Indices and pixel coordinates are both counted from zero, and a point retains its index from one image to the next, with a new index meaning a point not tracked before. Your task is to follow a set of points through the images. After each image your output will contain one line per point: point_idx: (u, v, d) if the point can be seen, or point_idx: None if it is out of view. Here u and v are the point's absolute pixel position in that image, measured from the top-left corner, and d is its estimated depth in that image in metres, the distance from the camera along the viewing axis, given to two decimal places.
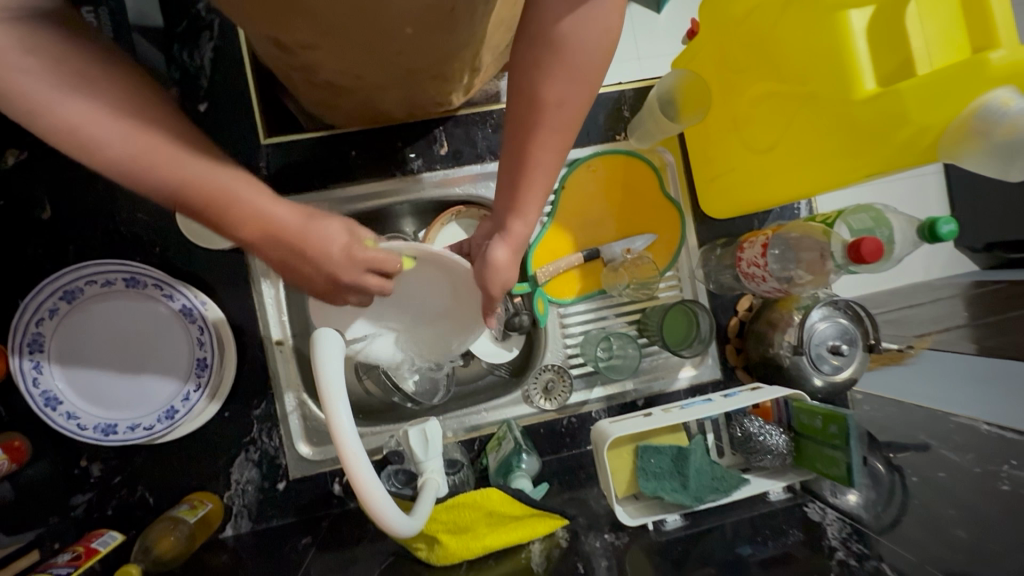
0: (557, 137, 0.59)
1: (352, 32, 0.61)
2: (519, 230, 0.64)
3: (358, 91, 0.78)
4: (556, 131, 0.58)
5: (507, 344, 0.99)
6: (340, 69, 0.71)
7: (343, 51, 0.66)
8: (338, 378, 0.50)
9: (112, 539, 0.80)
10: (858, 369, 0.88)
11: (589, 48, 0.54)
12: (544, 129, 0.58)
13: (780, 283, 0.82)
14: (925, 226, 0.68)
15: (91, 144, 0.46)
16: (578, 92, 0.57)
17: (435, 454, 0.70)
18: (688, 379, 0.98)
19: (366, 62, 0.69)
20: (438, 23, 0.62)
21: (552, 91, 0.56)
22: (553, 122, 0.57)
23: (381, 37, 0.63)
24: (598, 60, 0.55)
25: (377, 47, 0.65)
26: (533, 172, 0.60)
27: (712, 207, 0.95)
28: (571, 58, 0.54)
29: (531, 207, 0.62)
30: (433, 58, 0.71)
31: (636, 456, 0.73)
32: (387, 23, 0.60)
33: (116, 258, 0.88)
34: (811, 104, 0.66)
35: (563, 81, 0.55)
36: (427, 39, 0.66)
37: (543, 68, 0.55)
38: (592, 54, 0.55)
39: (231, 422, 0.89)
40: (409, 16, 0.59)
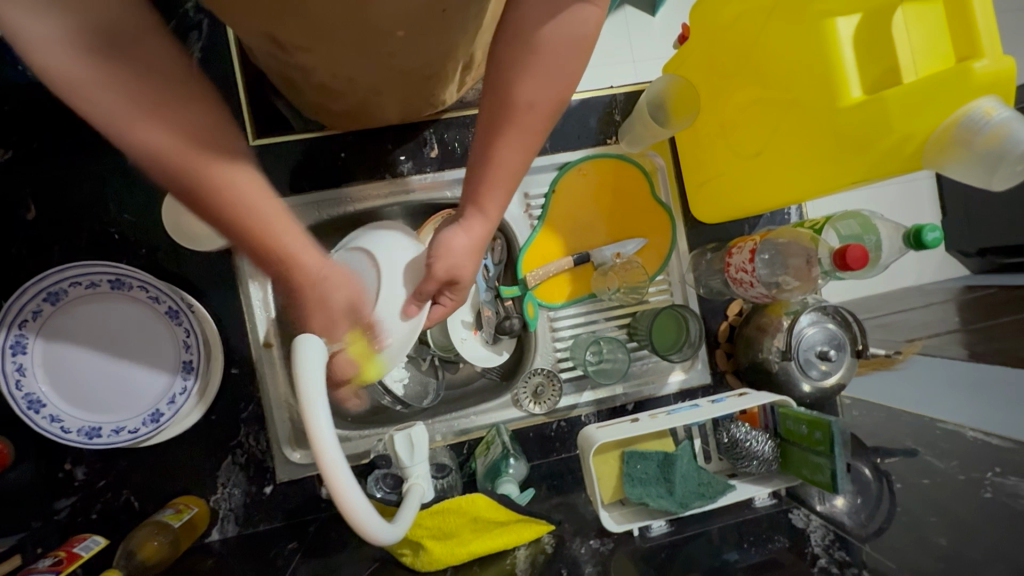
0: (524, 139, 0.59)
1: (339, 35, 0.60)
2: (479, 227, 0.65)
3: (350, 93, 0.78)
4: (523, 133, 0.58)
5: (498, 348, 0.97)
6: (331, 71, 0.71)
7: (331, 53, 0.65)
8: (319, 382, 0.48)
9: (94, 544, 0.79)
10: (846, 374, 0.88)
11: (566, 50, 0.54)
12: (512, 128, 0.58)
13: (769, 289, 0.82)
14: (910, 234, 0.68)
15: (160, 162, 0.43)
16: (550, 93, 0.56)
17: (421, 459, 0.70)
18: (678, 383, 0.98)
19: (356, 65, 0.69)
20: (426, 25, 0.62)
21: (524, 93, 0.56)
22: (524, 124, 0.57)
23: (368, 40, 0.62)
24: (577, 62, 0.55)
25: (366, 49, 0.65)
26: (495, 170, 0.60)
27: (701, 211, 0.95)
28: (548, 59, 0.54)
29: (491, 205, 0.63)
30: (424, 60, 0.71)
31: (623, 461, 0.73)
32: (375, 26, 0.59)
33: (102, 259, 0.87)
34: (799, 110, 0.66)
35: (534, 82, 0.55)
36: (416, 41, 0.65)
37: (521, 67, 0.54)
38: (572, 55, 0.55)
39: (218, 426, 0.89)
40: (397, 19, 0.59)
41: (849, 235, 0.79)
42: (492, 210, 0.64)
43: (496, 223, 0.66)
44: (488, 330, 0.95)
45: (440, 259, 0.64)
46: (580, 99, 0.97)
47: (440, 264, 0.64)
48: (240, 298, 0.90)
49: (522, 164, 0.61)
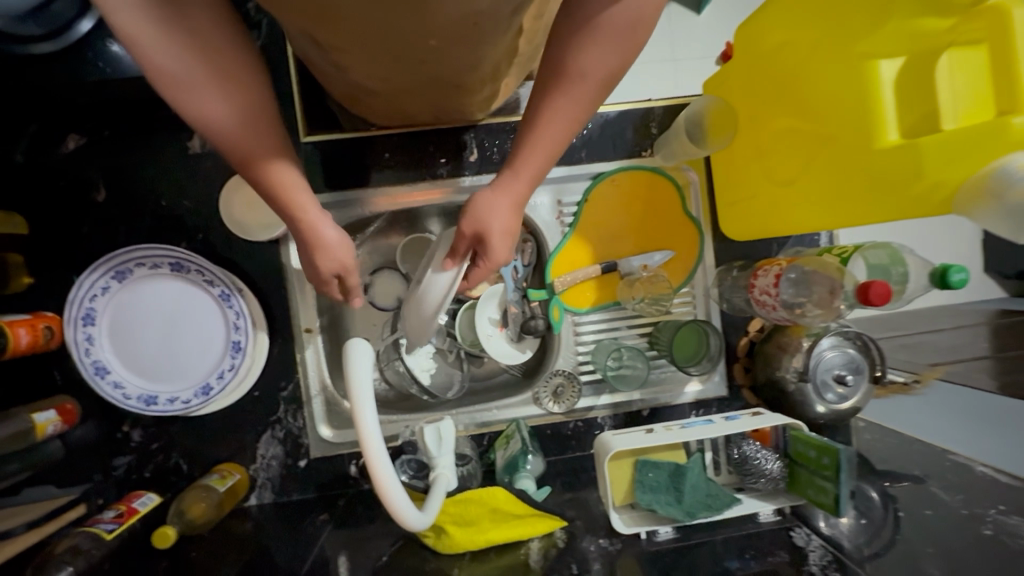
0: (573, 108, 0.58)
1: (381, 39, 0.62)
2: (515, 186, 0.63)
3: (385, 93, 0.80)
4: (574, 101, 0.57)
5: (521, 346, 1.02)
6: (365, 72, 0.73)
7: (363, 55, 0.67)
8: (367, 386, 0.53)
9: (150, 501, 0.87)
10: (862, 399, 0.90)
11: (626, 30, 0.53)
12: (564, 96, 0.57)
13: (791, 311, 0.84)
14: (936, 272, 0.71)
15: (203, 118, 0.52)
16: (608, 67, 0.55)
17: (447, 450, 0.74)
18: (693, 393, 1.01)
19: (392, 68, 0.71)
20: (458, 36, 0.63)
21: (581, 62, 0.54)
22: (575, 93, 0.57)
23: (404, 46, 0.64)
24: (631, 47, 0.54)
25: (402, 56, 0.67)
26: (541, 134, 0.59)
27: (731, 228, 0.97)
28: (608, 36, 0.53)
29: (529, 167, 0.62)
30: (456, 67, 0.72)
31: (635, 469, 0.77)
32: (412, 35, 0.61)
33: (162, 241, 0.94)
34: (833, 146, 0.68)
35: (590, 54, 0.54)
36: (449, 49, 0.67)
37: (577, 44, 0.54)
38: (625, 39, 0.53)
39: (261, 401, 0.96)
40: (432, 29, 0.60)
41: (877, 265, 0.82)
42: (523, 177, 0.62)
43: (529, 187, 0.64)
44: (514, 328, 1.00)
45: (470, 218, 0.64)
46: (617, 110, 0.99)
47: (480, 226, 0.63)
48: (284, 284, 0.96)
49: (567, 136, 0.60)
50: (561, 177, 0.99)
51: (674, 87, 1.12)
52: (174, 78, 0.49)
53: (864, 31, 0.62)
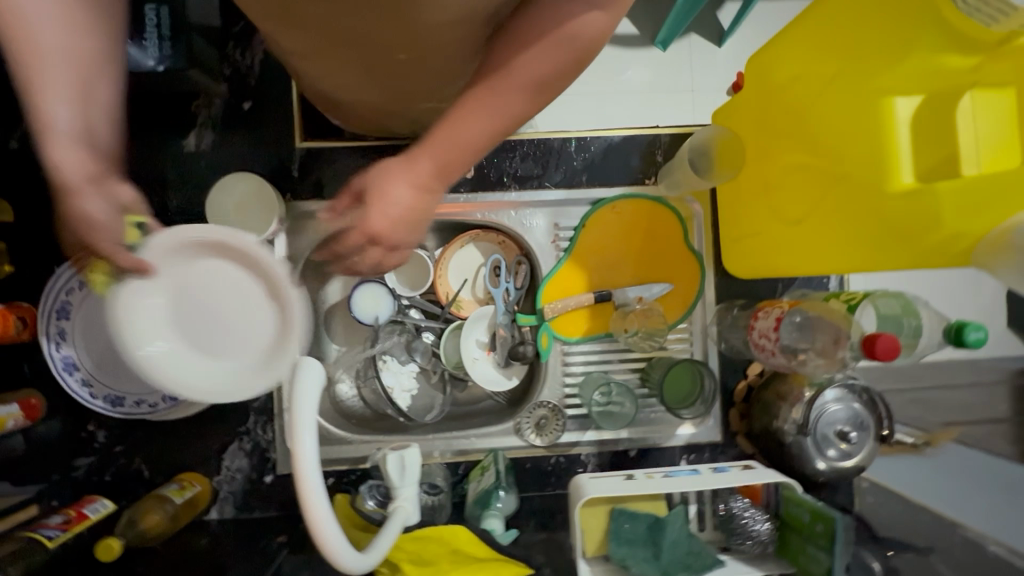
0: (493, 114, 0.54)
1: (344, 48, 0.59)
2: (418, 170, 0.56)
3: (356, 107, 0.77)
4: (498, 106, 0.53)
5: (507, 371, 0.97)
6: (331, 82, 0.69)
7: (324, 65, 0.64)
8: (311, 410, 0.49)
9: (102, 507, 0.83)
10: (866, 457, 0.84)
11: (580, 43, 0.51)
12: (495, 99, 0.53)
13: (790, 358, 0.78)
14: (952, 328, 0.66)
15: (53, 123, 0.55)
16: (539, 72, 0.52)
17: (411, 481, 0.69)
18: (686, 437, 0.95)
19: (363, 82, 0.68)
20: (424, 49, 0.60)
21: (517, 63, 0.52)
22: (504, 96, 0.53)
23: (375, 57, 0.62)
24: (572, 58, 0.52)
25: (375, 68, 0.64)
26: (452, 125, 0.54)
27: (733, 265, 0.92)
28: (558, 43, 0.51)
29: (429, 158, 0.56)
30: (431, 82, 0.70)
31: (610, 518, 0.71)
32: (383, 44, 0.59)
33: None
34: (843, 186, 0.63)
35: (533, 58, 0.51)
36: (421, 62, 0.64)
37: (526, 50, 0.51)
38: (566, 55, 0.51)
39: (231, 410, 0.92)
40: (405, 38, 0.58)
41: (886, 315, 0.76)
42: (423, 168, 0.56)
43: (434, 183, 0.57)
44: (500, 352, 0.96)
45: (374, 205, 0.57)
46: (622, 135, 0.96)
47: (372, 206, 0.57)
48: None
49: (481, 145, 0.56)
50: (559, 201, 0.95)
51: (684, 115, 1.09)
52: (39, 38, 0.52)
53: (883, 65, 0.58)
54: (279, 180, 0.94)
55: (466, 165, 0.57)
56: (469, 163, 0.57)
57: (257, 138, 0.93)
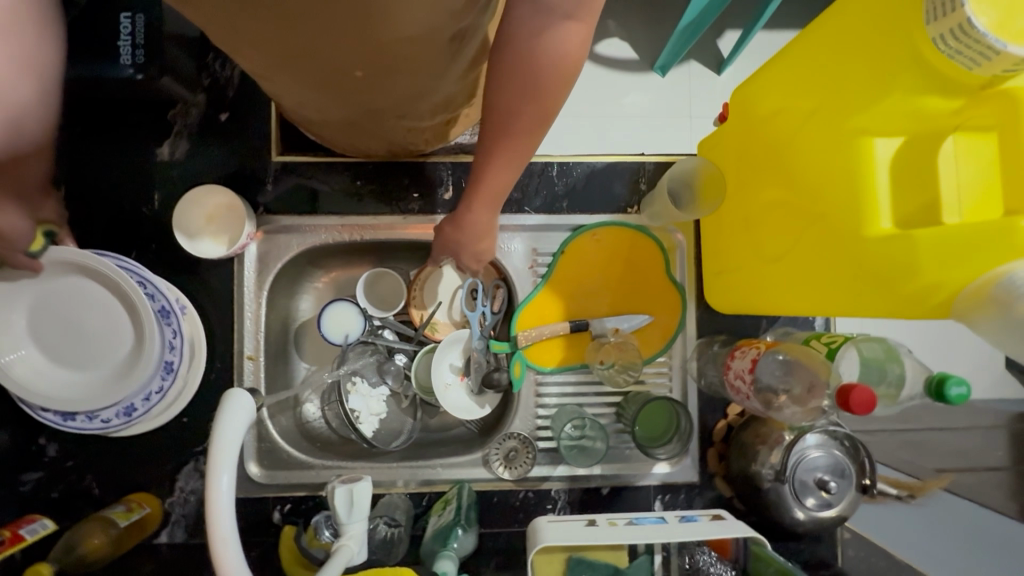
0: (512, 158, 0.60)
1: (303, 67, 0.58)
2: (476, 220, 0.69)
3: (329, 124, 0.77)
4: (513, 150, 0.59)
5: (481, 400, 0.93)
6: (295, 100, 0.69)
7: (286, 84, 0.64)
8: (233, 448, 0.45)
9: (41, 528, 0.78)
10: (846, 508, 0.80)
11: (550, 77, 0.52)
12: (506, 145, 0.59)
13: (765, 402, 0.75)
14: (933, 381, 0.63)
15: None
16: (525, 106, 0.55)
17: (360, 517, 0.65)
18: (660, 476, 0.91)
19: (327, 101, 0.67)
20: (385, 67, 0.59)
21: (501, 103, 0.55)
22: (514, 142, 0.58)
23: (331, 76, 0.60)
24: (553, 84, 0.53)
25: (334, 87, 0.63)
26: (485, 179, 0.62)
27: (715, 299, 0.89)
28: (533, 80, 0.53)
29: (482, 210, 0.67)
30: (395, 100, 0.69)
31: (568, 568, 0.66)
32: (334, 64, 0.57)
33: (113, 246, 0.90)
34: (822, 227, 0.61)
35: (517, 99, 0.54)
36: (379, 80, 0.63)
37: (510, 91, 0.54)
38: (547, 83, 0.53)
39: (189, 428, 0.89)
40: (355, 58, 0.57)
41: (867, 361, 0.73)
42: (478, 219, 0.69)
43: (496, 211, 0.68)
44: (474, 379, 0.92)
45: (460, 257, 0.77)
46: (606, 161, 0.94)
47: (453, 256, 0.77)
48: (234, 306, 0.91)
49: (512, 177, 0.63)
50: (538, 226, 0.93)
51: (673, 143, 1.07)
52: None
53: (857, 107, 0.56)
54: (252, 193, 0.92)
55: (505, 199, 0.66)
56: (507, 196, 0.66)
57: (233, 150, 0.92)
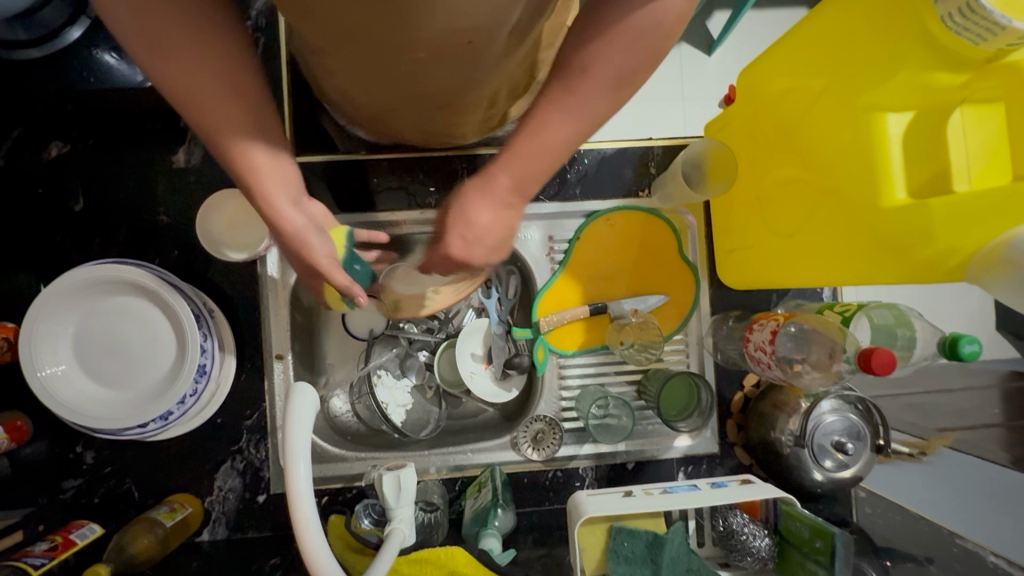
0: (569, 113, 0.51)
1: (360, 47, 0.58)
2: (496, 193, 0.55)
3: (370, 106, 0.77)
4: (570, 113, 0.50)
5: (506, 384, 0.96)
6: (345, 80, 0.70)
7: (343, 62, 0.64)
8: (305, 439, 0.48)
9: (90, 532, 0.82)
10: (862, 469, 0.84)
11: (649, 35, 0.47)
12: (570, 97, 0.50)
13: (786, 370, 0.79)
14: (946, 341, 0.66)
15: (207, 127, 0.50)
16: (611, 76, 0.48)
17: (407, 501, 0.68)
18: (683, 449, 0.95)
19: (376, 81, 0.68)
20: (446, 53, 0.60)
21: (586, 64, 0.48)
22: (577, 97, 0.49)
23: (389, 57, 0.60)
24: (647, 56, 0.48)
25: (386, 69, 0.63)
26: (533, 144, 0.52)
27: (728, 275, 0.92)
28: (626, 36, 0.47)
29: (512, 180, 0.54)
30: (444, 87, 0.70)
31: (610, 536, 0.70)
32: (396, 46, 0.58)
33: (136, 254, 0.91)
34: (837, 200, 0.64)
35: (604, 52, 0.48)
36: (433, 67, 0.63)
37: (592, 42, 0.48)
38: (646, 47, 0.47)
39: (223, 428, 0.91)
40: (423, 42, 0.57)
41: (880, 327, 0.77)
42: (499, 185, 0.54)
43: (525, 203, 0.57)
44: (498, 364, 0.95)
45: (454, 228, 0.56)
46: (616, 147, 0.96)
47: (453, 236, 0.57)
48: (259, 307, 0.92)
49: (567, 149, 0.53)
50: (552, 214, 0.95)
51: (677, 126, 1.10)
52: (209, 97, 0.48)
53: (872, 81, 0.58)
54: None
55: (548, 176, 0.55)
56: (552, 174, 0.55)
57: None
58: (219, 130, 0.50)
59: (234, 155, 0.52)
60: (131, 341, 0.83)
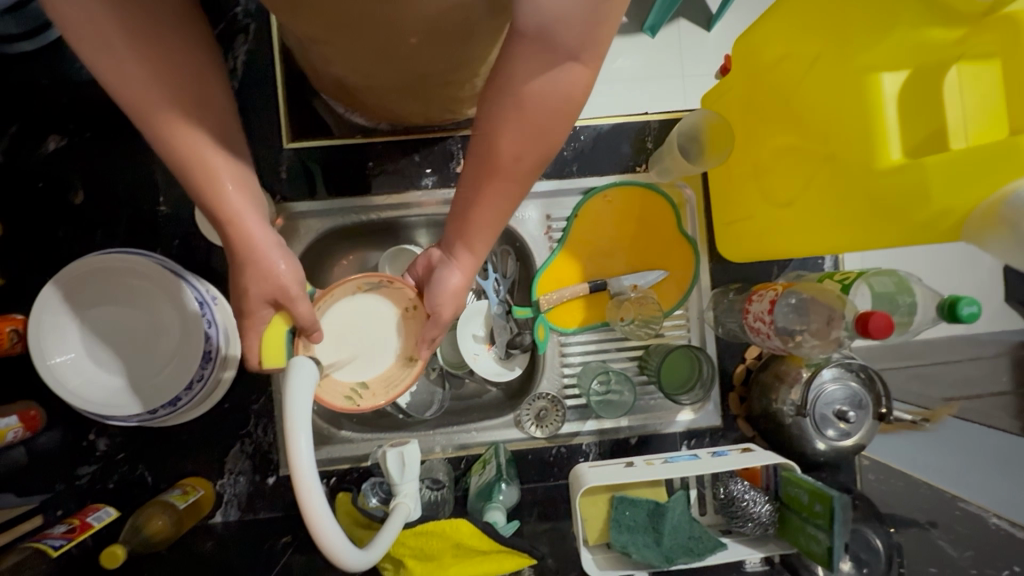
0: (504, 190, 0.55)
1: (353, 32, 0.60)
2: (467, 258, 0.62)
3: (371, 91, 0.78)
4: (501, 190, 0.55)
5: (510, 363, 0.97)
6: (347, 66, 0.71)
7: (344, 49, 0.65)
8: (304, 411, 0.48)
9: (106, 515, 0.84)
10: (865, 436, 0.84)
11: (549, 113, 0.49)
12: (497, 178, 0.53)
13: (786, 341, 0.79)
14: (946, 304, 0.66)
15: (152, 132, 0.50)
16: (535, 151, 0.52)
17: (411, 477, 0.69)
18: (685, 423, 0.95)
19: (375, 66, 0.69)
20: (440, 33, 0.61)
21: (508, 146, 0.51)
22: (506, 175, 0.53)
23: (383, 42, 0.62)
24: (558, 127, 0.50)
25: (383, 52, 0.65)
26: (477, 215, 0.57)
27: (727, 248, 0.92)
28: (529, 115, 0.49)
29: (478, 242, 0.60)
30: (439, 67, 0.71)
31: (611, 506, 0.72)
32: (393, 30, 0.59)
33: (139, 245, 0.92)
34: (832, 165, 0.63)
35: (514, 134, 0.50)
36: (431, 45, 0.64)
37: (500, 121, 0.50)
38: (553, 118, 0.50)
39: (231, 413, 0.93)
40: (415, 24, 0.58)
41: (880, 293, 0.77)
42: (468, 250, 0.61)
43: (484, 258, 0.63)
44: (501, 345, 0.96)
45: (433, 297, 0.65)
46: (611, 123, 0.95)
47: (437, 299, 0.64)
48: None
49: (511, 210, 0.58)
50: (550, 191, 0.95)
51: (676, 100, 1.09)
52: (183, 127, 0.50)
53: (866, 41, 0.58)
54: (269, 182, 0.94)
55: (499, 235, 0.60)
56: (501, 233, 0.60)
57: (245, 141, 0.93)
58: (191, 159, 0.51)
59: (204, 184, 0.53)
60: (136, 330, 0.85)
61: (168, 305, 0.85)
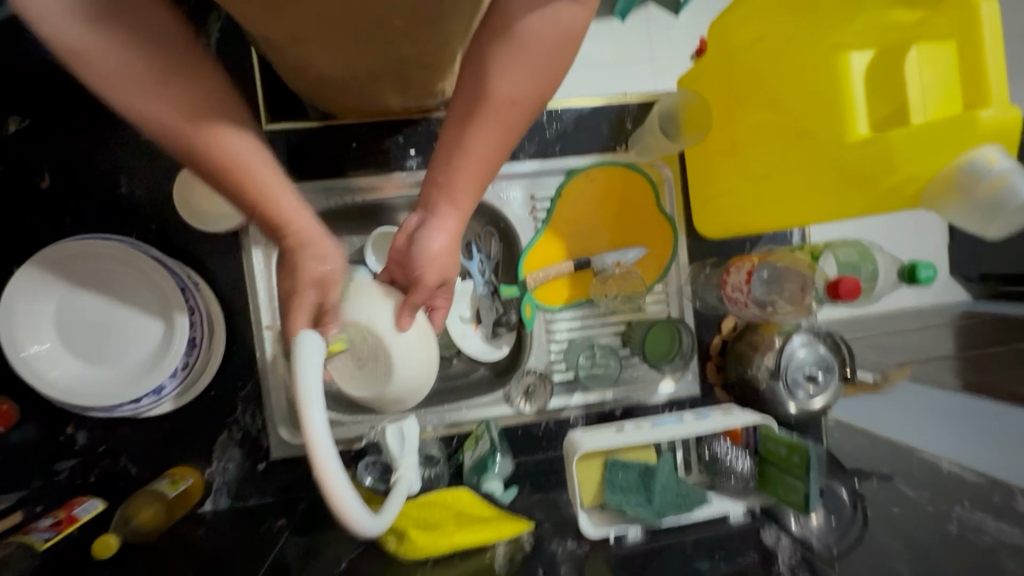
0: (498, 132, 0.55)
1: (340, 21, 0.60)
2: (452, 217, 0.60)
3: (347, 82, 0.78)
4: (495, 126, 0.55)
5: (497, 343, 0.99)
6: (327, 61, 0.71)
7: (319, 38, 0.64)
8: (316, 384, 0.49)
9: (94, 506, 0.83)
10: (832, 397, 0.88)
11: (550, 51, 0.52)
12: (486, 120, 0.54)
13: (763, 309, 0.85)
14: (906, 269, 0.73)
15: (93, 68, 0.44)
16: (530, 88, 0.53)
17: (411, 451, 0.73)
18: (667, 393, 1.00)
19: (353, 54, 0.69)
20: (419, 17, 0.62)
21: (505, 87, 0.53)
22: (498, 117, 0.54)
23: (363, 27, 0.62)
24: (558, 58, 0.53)
25: (364, 38, 0.65)
26: (467, 159, 0.56)
27: (705, 226, 0.96)
28: (528, 52, 0.51)
29: (463, 197, 0.58)
30: (416, 50, 0.71)
31: (605, 469, 0.77)
32: (372, 16, 0.60)
33: (113, 231, 0.89)
34: (804, 139, 0.67)
35: (512, 77, 0.52)
36: (412, 30, 0.66)
37: (498, 64, 0.52)
38: (550, 54, 0.52)
39: (217, 401, 0.91)
40: (393, 9, 0.59)
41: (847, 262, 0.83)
42: (461, 197, 0.58)
43: (468, 215, 0.61)
44: (488, 325, 0.98)
45: (428, 267, 0.60)
46: (592, 105, 0.97)
47: (428, 272, 0.61)
48: (243, 273, 0.91)
49: (498, 156, 0.57)
50: (534, 172, 0.96)
51: (650, 82, 1.12)
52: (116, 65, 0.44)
53: (837, 23, 0.62)
54: None
55: (485, 188, 0.60)
56: (487, 186, 0.60)
57: None
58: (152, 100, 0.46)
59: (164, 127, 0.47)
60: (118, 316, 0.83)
61: (152, 289, 0.84)
